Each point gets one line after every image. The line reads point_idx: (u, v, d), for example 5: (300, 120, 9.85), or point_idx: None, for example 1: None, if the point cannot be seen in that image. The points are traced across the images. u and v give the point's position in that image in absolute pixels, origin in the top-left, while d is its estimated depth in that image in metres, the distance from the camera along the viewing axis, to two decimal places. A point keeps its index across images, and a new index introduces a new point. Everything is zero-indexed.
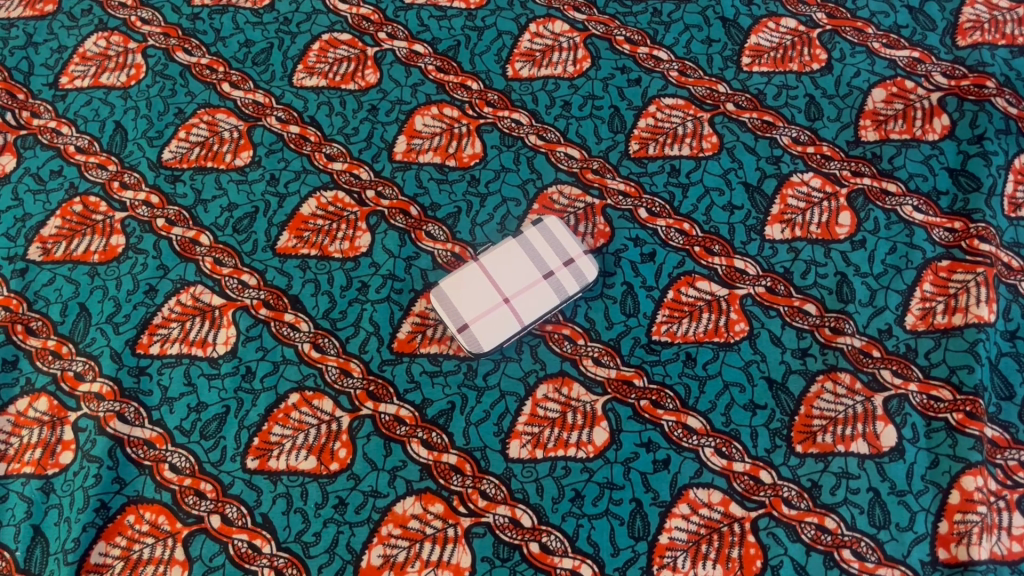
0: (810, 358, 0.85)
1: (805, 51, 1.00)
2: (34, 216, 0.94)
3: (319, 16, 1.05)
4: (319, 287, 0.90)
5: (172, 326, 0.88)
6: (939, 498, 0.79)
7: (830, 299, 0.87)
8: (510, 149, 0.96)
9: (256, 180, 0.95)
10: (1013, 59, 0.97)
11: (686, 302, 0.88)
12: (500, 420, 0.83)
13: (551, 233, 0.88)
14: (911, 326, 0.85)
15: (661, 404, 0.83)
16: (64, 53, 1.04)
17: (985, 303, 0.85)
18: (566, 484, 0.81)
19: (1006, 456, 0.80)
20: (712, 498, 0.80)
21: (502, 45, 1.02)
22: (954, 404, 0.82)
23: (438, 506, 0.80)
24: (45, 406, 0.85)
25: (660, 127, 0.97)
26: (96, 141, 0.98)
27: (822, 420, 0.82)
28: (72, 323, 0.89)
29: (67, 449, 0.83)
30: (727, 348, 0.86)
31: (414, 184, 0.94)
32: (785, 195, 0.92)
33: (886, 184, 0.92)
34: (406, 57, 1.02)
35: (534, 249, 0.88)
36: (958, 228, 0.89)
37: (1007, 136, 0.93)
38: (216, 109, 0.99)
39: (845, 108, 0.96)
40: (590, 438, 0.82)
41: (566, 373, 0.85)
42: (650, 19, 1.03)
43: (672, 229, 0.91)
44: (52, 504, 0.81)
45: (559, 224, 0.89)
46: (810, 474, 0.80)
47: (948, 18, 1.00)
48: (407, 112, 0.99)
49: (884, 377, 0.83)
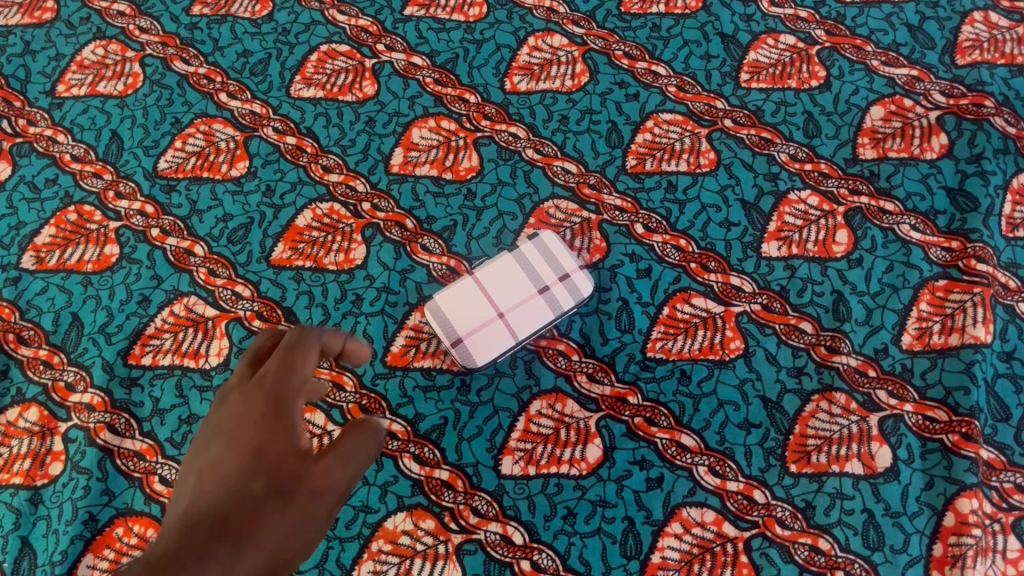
0: (806, 377, 0.84)
1: (804, 68, 1.00)
2: (28, 225, 0.94)
3: (318, 27, 1.05)
4: (313, 299, 0.89)
5: (165, 337, 0.88)
6: (933, 520, 0.78)
7: (826, 317, 0.87)
8: (506, 163, 0.96)
9: (252, 191, 0.95)
10: (1012, 78, 0.97)
11: (681, 319, 0.87)
12: (493, 436, 0.83)
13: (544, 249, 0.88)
14: (908, 346, 0.85)
15: (655, 422, 0.83)
16: (62, 61, 1.03)
17: (982, 324, 0.85)
18: (558, 502, 0.80)
19: (1002, 479, 0.80)
20: (705, 518, 0.79)
21: (501, 58, 1.02)
22: (950, 425, 0.81)
23: (429, 522, 0.80)
24: (36, 416, 0.84)
25: (658, 142, 0.96)
26: (92, 149, 0.98)
27: (816, 440, 0.81)
28: (64, 333, 0.88)
29: (57, 460, 0.83)
30: (722, 365, 0.85)
31: (410, 197, 0.94)
32: (781, 212, 0.92)
33: (883, 203, 0.92)
34: (405, 69, 1.02)
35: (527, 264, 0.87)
36: (956, 247, 0.89)
37: (1005, 155, 0.93)
38: (213, 119, 0.99)
39: (843, 126, 0.96)
40: (583, 455, 0.82)
41: (560, 389, 0.85)
42: (649, 34, 1.03)
43: (669, 245, 0.91)
44: (40, 515, 0.81)
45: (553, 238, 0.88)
46: (804, 494, 0.80)
47: (947, 36, 1.00)
48: (404, 124, 0.98)
49: (879, 397, 0.83)
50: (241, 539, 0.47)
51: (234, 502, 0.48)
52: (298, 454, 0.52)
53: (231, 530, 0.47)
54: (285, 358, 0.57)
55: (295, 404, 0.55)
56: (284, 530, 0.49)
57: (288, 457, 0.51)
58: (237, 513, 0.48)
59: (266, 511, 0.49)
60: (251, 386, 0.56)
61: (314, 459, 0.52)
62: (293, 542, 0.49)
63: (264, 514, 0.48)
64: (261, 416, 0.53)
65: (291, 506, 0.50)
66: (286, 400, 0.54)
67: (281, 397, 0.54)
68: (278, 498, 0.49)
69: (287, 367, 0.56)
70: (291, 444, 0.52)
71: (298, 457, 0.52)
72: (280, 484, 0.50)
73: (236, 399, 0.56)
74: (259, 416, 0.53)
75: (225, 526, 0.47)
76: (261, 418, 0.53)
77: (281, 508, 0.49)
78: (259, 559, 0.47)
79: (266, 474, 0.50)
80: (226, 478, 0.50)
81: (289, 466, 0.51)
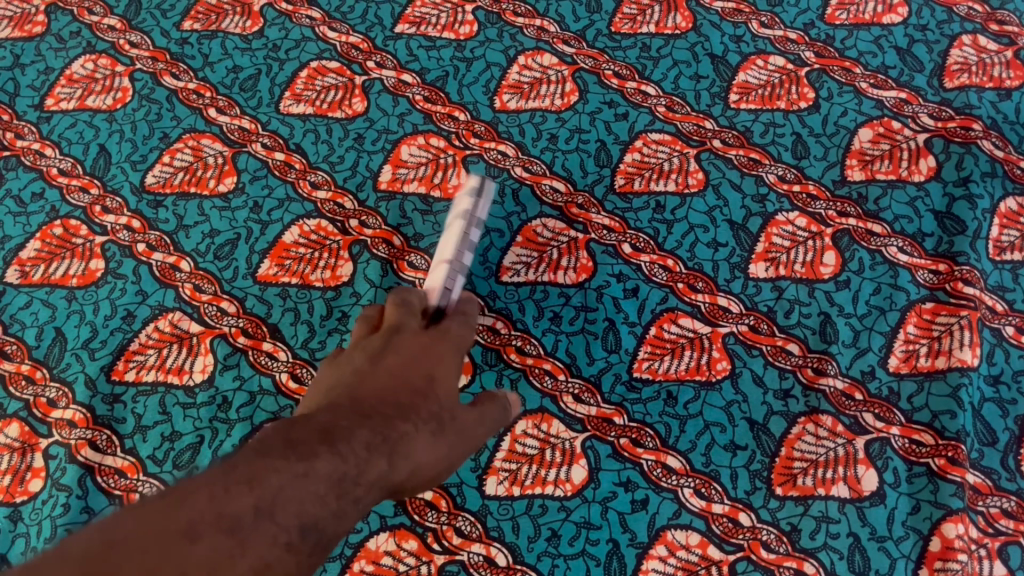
0: (792, 399, 0.84)
1: (793, 89, 1.00)
2: (13, 239, 0.93)
3: (308, 43, 1.05)
4: (299, 316, 0.89)
5: (149, 353, 0.87)
6: (919, 545, 0.78)
7: (813, 339, 0.86)
8: (495, 180, 0.96)
9: (239, 207, 0.94)
10: (1000, 102, 0.97)
11: (668, 339, 0.87)
12: (477, 455, 0.82)
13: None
14: (894, 369, 0.85)
15: (641, 443, 0.83)
16: (51, 75, 1.03)
17: (968, 348, 0.85)
18: (542, 523, 0.80)
19: (988, 503, 0.79)
20: (690, 540, 0.79)
21: (491, 77, 1.02)
22: (936, 449, 0.81)
23: (412, 542, 0.79)
24: (16, 432, 0.84)
25: (646, 162, 0.96)
26: (79, 163, 0.97)
27: (802, 463, 0.81)
28: (47, 348, 0.87)
29: (37, 476, 0.82)
30: (708, 387, 0.85)
31: (397, 215, 0.94)
32: (769, 233, 0.92)
33: (871, 225, 0.92)
34: (395, 86, 1.02)
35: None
36: (943, 270, 0.89)
37: (992, 179, 0.93)
38: (202, 134, 0.99)
39: (831, 148, 0.96)
40: (569, 476, 0.81)
41: (546, 409, 0.84)
42: (639, 54, 1.03)
43: (656, 265, 0.91)
44: (18, 532, 0.80)
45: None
46: (790, 518, 0.79)
47: (936, 60, 1.01)
48: (393, 141, 0.98)
49: (865, 420, 0.83)
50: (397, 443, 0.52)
51: (406, 413, 0.54)
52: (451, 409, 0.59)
53: (394, 442, 0.52)
54: (450, 325, 0.66)
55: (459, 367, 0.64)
56: (426, 455, 0.55)
57: (444, 402, 0.59)
58: (397, 419, 0.53)
59: (422, 435, 0.55)
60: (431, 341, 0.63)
61: (454, 424, 0.59)
62: (426, 474, 0.55)
63: (417, 436, 0.54)
64: (446, 359, 0.62)
65: (436, 443, 0.56)
66: (456, 359, 0.63)
67: (455, 358, 0.63)
68: (429, 425, 0.56)
69: (459, 335, 0.66)
70: (450, 400, 0.60)
71: (446, 412, 0.58)
72: (431, 426, 0.56)
73: (419, 334, 0.64)
74: (444, 363, 0.61)
75: (392, 430, 0.52)
76: (434, 370, 0.60)
77: (431, 435, 0.56)
78: (403, 478, 0.52)
79: (423, 412, 0.56)
80: (400, 393, 0.56)
81: (443, 410, 0.58)
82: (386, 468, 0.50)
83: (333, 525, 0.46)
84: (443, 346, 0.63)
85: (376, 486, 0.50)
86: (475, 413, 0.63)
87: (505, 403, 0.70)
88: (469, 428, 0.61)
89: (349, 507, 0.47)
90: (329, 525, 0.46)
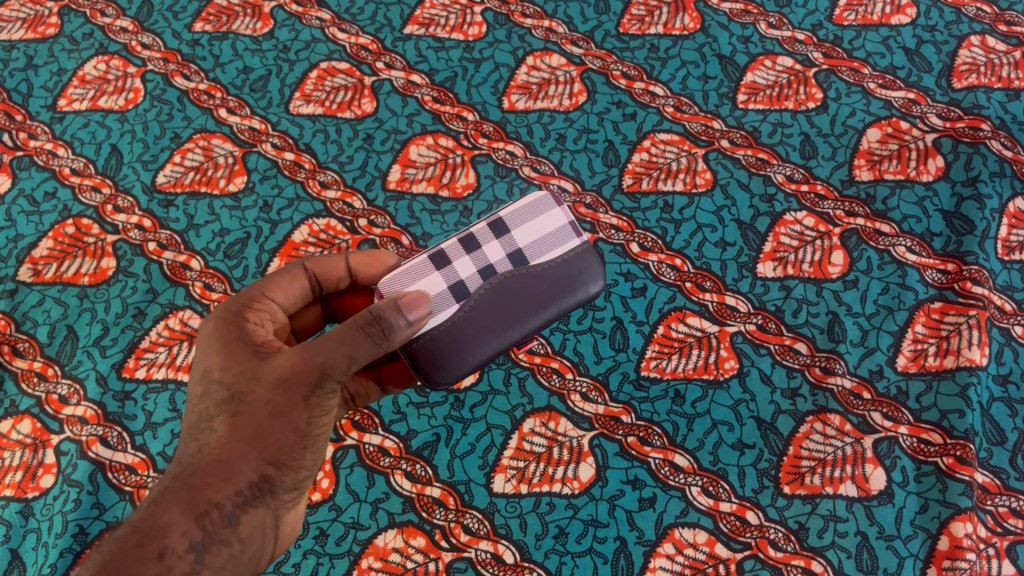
0: (800, 398, 0.84)
1: (801, 90, 1.00)
2: (26, 237, 0.94)
3: (318, 44, 1.06)
4: None
5: (159, 351, 0.87)
6: (928, 544, 0.77)
7: (821, 338, 0.86)
8: (503, 180, 0.96)
9: (249, 206, 0.95)
10: (1008, 102, 0.97)
11: (676, 338, 0.87)
12: (485, 453, 0.83)
13: (568, 242, 0.69)
14: (903, 368, 0.85)
15: (649, 441, 0.83)
16: (64, 76, 1.04)
17: (977, 347, 0.85)
18: (550, 521, 0.80)
19: (997, 503, 0.79)
20: (698, 539, 0.79)
21: (499, 77, 1.03)
22: (944, 448, 0.81)
23: (420, 539, 0.79)
24: (28, 428, 0.84)
25: (654, 161, 0.97)
26: (92, 163, 0.98)
27: (810, 461, 0.81)
28: (58, 346, 0.88)
29: (49, 472, 0.82)
30: (716, 386, 0.85)
31: (406, 215, 0.94)
32: (777, 233, 0.92)
33: (879, 224, 0.92)
34: (404, 87, 1.02)
35: (529, 232, 0.69)
36: (952, 270, 0.89)
37: (1001, 179, 0.93)
38: (213, 134, 1.00)
39: (839, 148, 0.96)
40: (576, 474, 0.81)
41: (554, 408, 0.84)
42: (647, 55, 1.03)
43: (664, 264, 0.91)
44: (30, 528, 0.80)
45: (548, 198, 0.69)
46: (797, 516, 0.79)
47: (944, 60, 1.01)
48: (402, 141, 0.99)
49: (874, 419, 0.83)
50: (219, 448, 0.60)
51: (224, 409, 0.61)
52: (236, 395, 0.60)
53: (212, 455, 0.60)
54: (220, 324, 0.64)
55: (248, 364, 0.61)
56: (275, 431, 0.59)
57: (245, 374, 0.61)
58: (225, 413, 0.61)
59: (225, 428, 0.60)
60: (214, 338, 0.64)
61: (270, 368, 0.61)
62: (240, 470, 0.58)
63: (216, 439, 0.60)
64: (222, 335, 0.63)
65: (234, 437, 0.60)
66: (236, 357, 0.62)
67: (225, 358, 0.62)
68: (231, 410, 0.60)
69: (228, 329, 0.63)
70: (237, 381, 0.61)
71: (256, 365, 0.61)
72: (233, 406, 0.60)
73: (202, 368, 0.63)
74: (228, 342, 0.63)
75: (223, 435, 0.60)
76: (218, 353, 0.63)
77: (261, 411, 0.60)
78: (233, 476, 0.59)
79: (227, 390, 0.61)
80: (196, 437, 0.61)
81: (232, 405, 0.60)
82: (221, 477, 0.59)
83: (196, 541, 0.57)
84: (211, 352, 0.63)
85: (233, 483, 0.59)
86: (346, 334, 0.58)
87: (387, 308, 0.60)
88: (338, 355, 0.58)
89: (217, 510, 0.59)
90: (177, 551, 0.56)
